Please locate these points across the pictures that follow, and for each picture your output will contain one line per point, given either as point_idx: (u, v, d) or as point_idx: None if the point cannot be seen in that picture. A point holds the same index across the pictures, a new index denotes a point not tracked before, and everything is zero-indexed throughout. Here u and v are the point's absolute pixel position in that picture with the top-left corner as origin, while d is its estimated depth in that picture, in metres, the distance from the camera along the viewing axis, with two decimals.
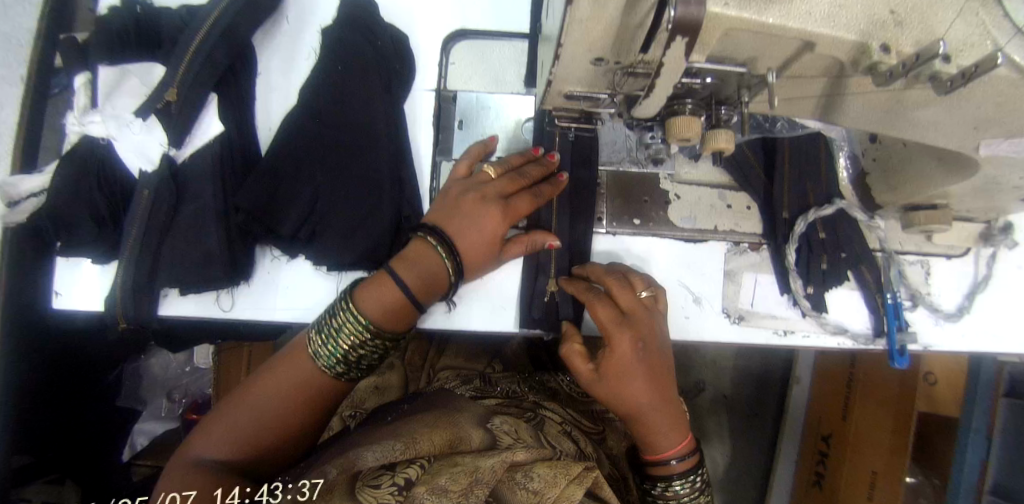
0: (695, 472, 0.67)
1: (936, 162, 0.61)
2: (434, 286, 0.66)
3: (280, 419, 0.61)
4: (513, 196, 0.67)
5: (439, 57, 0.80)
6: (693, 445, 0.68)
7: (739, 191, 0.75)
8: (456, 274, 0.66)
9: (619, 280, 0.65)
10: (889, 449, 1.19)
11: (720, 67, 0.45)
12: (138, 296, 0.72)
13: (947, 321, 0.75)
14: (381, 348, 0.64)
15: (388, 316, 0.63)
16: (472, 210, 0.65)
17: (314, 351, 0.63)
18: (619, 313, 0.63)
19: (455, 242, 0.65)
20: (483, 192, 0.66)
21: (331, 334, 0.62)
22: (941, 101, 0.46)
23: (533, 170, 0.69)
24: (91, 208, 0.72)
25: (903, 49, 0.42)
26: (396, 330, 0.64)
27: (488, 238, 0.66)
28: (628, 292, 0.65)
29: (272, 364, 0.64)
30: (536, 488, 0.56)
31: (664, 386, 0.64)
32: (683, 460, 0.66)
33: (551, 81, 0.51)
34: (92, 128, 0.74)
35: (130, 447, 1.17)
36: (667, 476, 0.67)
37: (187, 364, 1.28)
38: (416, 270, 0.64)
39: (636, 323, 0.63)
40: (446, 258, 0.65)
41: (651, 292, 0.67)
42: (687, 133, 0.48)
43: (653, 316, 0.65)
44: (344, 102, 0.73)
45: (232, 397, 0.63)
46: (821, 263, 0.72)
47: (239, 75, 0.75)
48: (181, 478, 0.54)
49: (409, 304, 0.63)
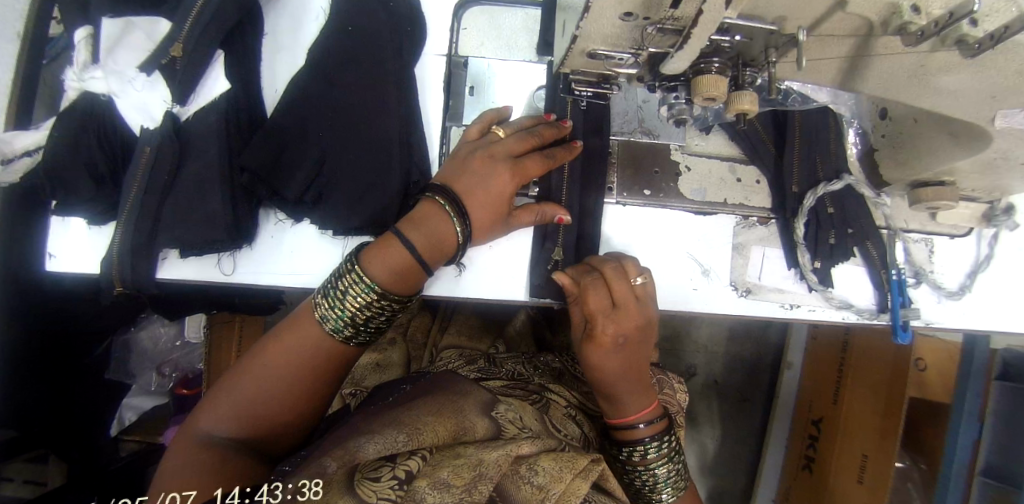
0: (666, 435, 0.68)
1: (947, 137, 0.61)
2: (442, 248, 0.65)
3: (284, 395, 0.60)
4: (523, 155, 0.67)
5: (450, 22, 0.79)
6: (660, 410, 0.68)
7: (750, 165, 0.76)
8: (465, 235, 0.65)
9: (617, 270, 0.64)
10: (879, 432, 1.21)
11: (749, 24, 0.45)
12: (137, 257, 0.71)
13: (949, 298, 0.76)
14: (389, 310, 0.63)
15: (395, 278, 0.62)
16: (481, 168, 0.65)
17: (321, 315, 0.61)
18: (610, 303, 0.63)
19: (462, 205, 0.64)
20: (492, 152, 0.66)
21: (339, 296, 0.61)
22: (965, 66, 0.46)
23: (545, 131, 0.69)
24: (90, 165, 0.70)
25: (933, 10, 0.41)
26: (405, 292, 0.63)
27: (495, 198, 0.65)
28: (623, 278, 0.63)
29: (272, 337, 0.62)
30: (541, 483, 0.55)
31: (642, 355, 0.65)
32: (650, 424, 0.67)
33: (575, 38, 0.51)
34: (93, 83, 0.71)
35: (119, 421, 1.19)
36: (638, 440, 0.67)
37: (178, 338, 1.24)
38: (423, 232, 0.64)
39: (621, 313, 0.63)
40: (456, 221, 0.64)
41: (645, 278, 0.65)
42: (714, 92, 0.48)
43: (643, 306, 0.64)
44: (353, 63, 0.71)
45: (233, 374, 0.61)
46: (829, 238, 0.72)
47: (245, 34, 0.73)
48: (190, 456, 0.54)
49: (416, 265, 0.62)
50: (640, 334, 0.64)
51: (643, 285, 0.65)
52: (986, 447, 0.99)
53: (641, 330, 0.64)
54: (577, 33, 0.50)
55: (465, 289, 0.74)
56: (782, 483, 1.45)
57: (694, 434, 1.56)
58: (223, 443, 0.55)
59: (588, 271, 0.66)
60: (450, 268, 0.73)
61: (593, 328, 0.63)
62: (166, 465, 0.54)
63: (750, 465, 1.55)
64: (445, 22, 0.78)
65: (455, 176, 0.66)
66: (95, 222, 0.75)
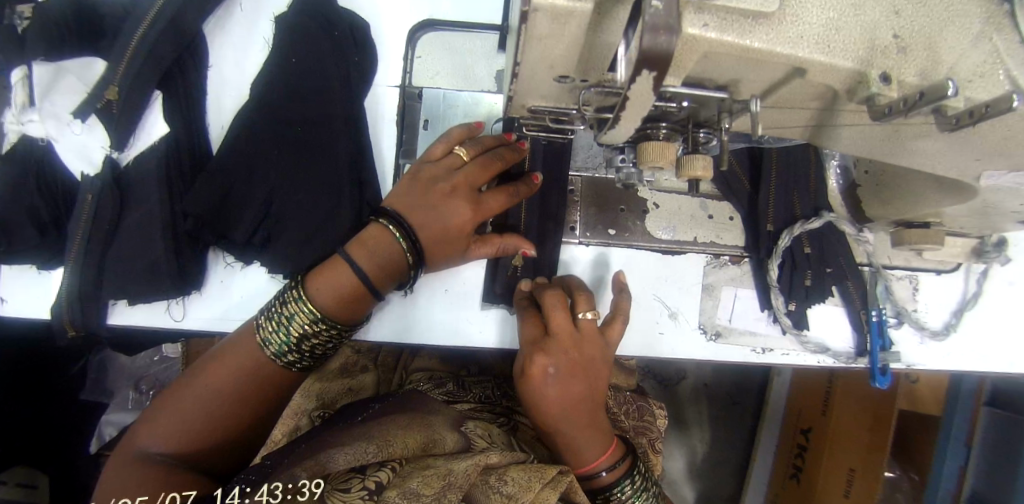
0: (633, 473, 0.63)
1: (934, 187, 0.57)
2: (396, 269, 0.61)
3: (229, 412, 0.56)
4: (486, 191, 0.62)
5: (404, 50, 0.74)
6: (620, 450, 0.63)
7: (722, 200, 0.72)
8: (415, 256, 0.60)
9: (556, 301, 0.60)
10: (866, 447, 1.18)
11: (696, 91, 0.40)
12: (83, 306, 0.68)
13: (932, 339, 0.72)
14: (335, 337, 0.60)
15: (341, 305, 0.59)
16: (440, 201, 0.60)
17: (263, 339, 0.58)
18: (544, 333, 0.61)
19: (413, 226, 0.60)
20: (454, 185, 0.61)
21: (283, 322, 0.58)
22: (943, 134, 0.41)
23: (506, 153, 0.63)
24: (29, 213, 0.67)
25: (906, 78, 0.37)
26: (351, 320, 0.60)
27: (453, 233, 0.61)
28: (563, 310, 0.60)
29: (214, 356, 0.59)
30: (510, 492, 0.52)
31: (592, 388, 0.60)
32: (612, 469, 0.62)
33: (511, 95, 0.46)
34: (31, 127, 0.70)
35: (97, 438, 1.09)
36: (607, 488, 0.62)
37: (155, 353, 1.16)
38: (375, 256, 0.60)
39: (550, 343, 0.59)
40: (401, 239, 0.59)
41: (595, 314, 0.61)
42: (659, 161, 0.44)
43: (590, 340, 0.60)
44: (299, 99, 0.67)
45: (176, 390, 0.58)
46: (805, 280, 0.69)
47: (186, 70, 0.69)
48: (129, 475, 0.50)
49: (364, 289, 0.59)
50: (577, 365, 0.59)
51: (590, 321, 0.60)
52: (974, 472, 0.97)
53: (583, 357, 0.59)
54: (513, 91, 0.45)
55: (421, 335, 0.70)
56: (770, 489, 1.42)
57: (683, 437, 1.51)
58: (166, 462, 0.52)
59: (530, 302, 0.66)
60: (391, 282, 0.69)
61: (525, 359, 0.59)
62: (104, 489, 0.50)
63: (738, 467, 1.51)
64: (399, 50, 0.74)
65: (405, 191, 0.62)
66: (43, 266, 0.71)
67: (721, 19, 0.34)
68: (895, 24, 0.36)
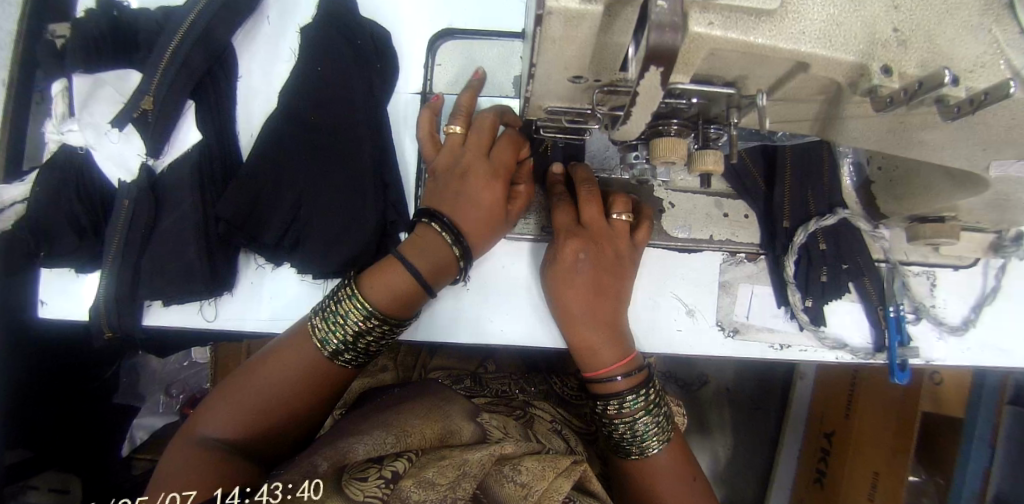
0: (645, 388, 0.63)
1: (947, 179, 0.57)
2: (444, 269, 0.62)
3: (284, 404, 0.59)
4: (492, 150, 0.64)
5: (424, 57, 0.76)
6: (637, 363, 0.64)
7: (738, 199, 0.72)
8: (462, 249, 0.62)
9: (591, 195, 0.64)
10: (891, 449, 1.13)
11: (704, 87, 0.42)
12: (121, 306, 0.71)
13: (951, 335, 0.72)
14: (389, 334, 0.61)
15: (398, 303, 0.60)
16: (459, 184, 0.63)
17: (321, 337, 0.60)
18: (576, 222, 0.65)
19: (453, 220, 0.62)
20: (466, 165, 0.63)
21: (336, 317, 0.59)
22: (947, 124, 0.43)
23: (484, 120, 0.64)
24: (70, 218, 0.70)
25: (906, 70, 0.38)
26: (402, 315, 0.61)
27: (486, 211, 0.63)
28: (595, 203, 0.64)
29: (271, 353, 0.61)
30: (524, 481, 0.55)
31: (621, 284, 0.64)
32: (627, 376, 0.62)
33: (528, 97, 0.49)
34: (70, 136, 0.73)
35: (130, 441, 1.13)
36: (616, 393, 0.62)
37: (185, 358, 1.20)
38: (426, 254, 0.61)
39: (585, 230, 0.64)
40: (445, 232, 0.61)
41: (629, 218, 0.66)
42: (672, 156, 0.45)
43: (618, 236, 0.65)
44: (323, 105, 0.70)
45: (232, 380, 0.61)
46: (821, 276, 0.69)
47: (217, 80, 0.73)
48: (187, 457, 0.53)
49: (420, 289, 0.60)
50: (604, 252, 0.63)
51: (624, 221, 0.65)
52: (998, 471, 0.96)
53: (609, 247, 0.63)
54: (530, 92, 0.48)
55: (436, 329, 0.72)
56: (794, 495, 1.38)
57: (705, 441, 1.48)
58: (219, 447, 0.54)
59: (563, 188, 0.69)
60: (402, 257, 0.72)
61: (558, 246, 0.64)
62: (162, 469, 0.53)
63: (762, 474, 1.47)
64: (419, 57, 0.77)
65: (449, 185, 0.63)
66: (81, 270, 0.75)
67: (726, 17, 0.36)
68: (894, 19, 0.38)
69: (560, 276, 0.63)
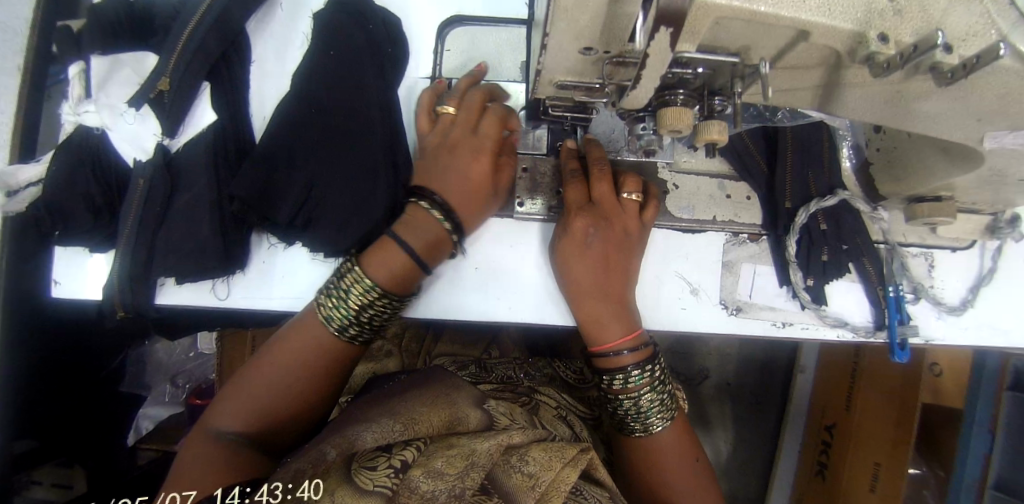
0: (651, 364, 0.64)
1: (943, 156, 0.59)
2: (440, 245, 0.64)
3: (294, 397, 0.61)
4: (480, 125, 0.66)
5: (435, 44, 0.78)
6: (643, 338, 0.65)
7: (739, 181, 0.74)
8: (454, 225, 0.64)
9: (603, 173, 0.65)
10: (890, 441, 1.14)
11: (711, 57, 0.44)
12: (134, 285, 0.73)
13: (950, 314, 0.73)
14: (391, 308, 0.63)
15: (396, 278, 0.62)
16: (447, 158, 0.65)
17: (325, 315, 0.62)
18: (586, 199, 0.66)
19: (445, 196, 0.64)
20: (455, 141, 0.66)
21: (341, 300, 0.61)
22: (942, 93, 0.44)
23: (473, 97, 0.68)
24: (86, 197, 0.72)
25: (901, 38, 0.40)
26: (404, 292, 0.63)
27: (474, 187, 0.65)
28: (605, 180, 0.65)
29: (275, 345, 0.63)
30: (531, 472, 0.55)
31: (626, 270, 0.66)
32: (633, 351, 0.63)
33: (540, 70, 0.50)
34: (87, 117, 0.75)
35: (136, 431, 1.14)
36: (621, 367, 0.63)
37: (191, 349, 1.20)
38: (421, 232, 0.63)
39: (595, 208, 0.65)
40: (437, 210, 0.63)
41: (640, 197, 0.67)
42: (677, 125, 0.47)
43: (628, 216, 0.66)
44: (335, 87, 0.72)
45: (241, 375, 0.62)
46: (821, 255, 0.70)
47: (232, 63, 0.75)
48: (204, 452, 0.55)
49: (416, 264, 0.62)
50: (613, 234, 0.65)
51: (634, 201, 0.66)
52: (998, 457, 0.96)
53: (619, 226, 0.65)
54: (541, 65, 0.49)
55: (443, 309, 0.73)
56: (795, 488, 1.39)
57: (707, 436, 1.48)
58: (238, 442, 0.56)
59: (575, 162, 0.70)
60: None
61: (567, 223, 0.66)
62: (180, 463, 0.55)
63: (764, 468, 1.47)
64: (429, 43, 0.79)
65: (438, 164, 0.65)
66: (94, 250, 0.76)
67: None
68: None
69: (566, 254, 0.66)
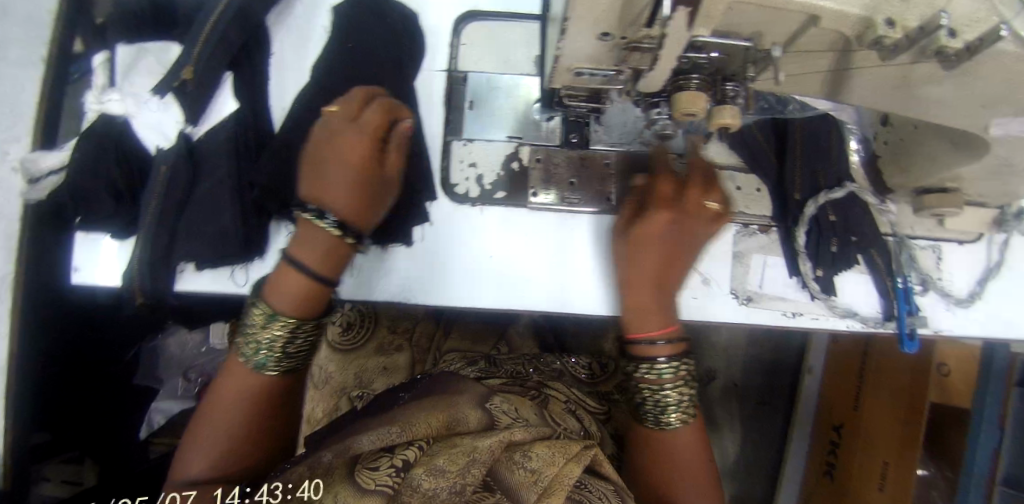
0: (685, 358, 0.64)
1: (949, 145, 0.61)
2: (340, 256, 0.60)
3: (251, 427, 0.60)
4: (361, 119, 0.60)
5: (451, 39, 0.79)
6: (679, 331, 0.66)
7: (750, 173, 0.75)
8: (351, 234, 0.59)
9: (699, 180, 0.66)
10: (900, 439, 1.14)
11: (725, 41, 0.45)
12: (153, 271, 0.74)
13: (958, 307, 0.74)
14: (307, 329, 0.61)
15: (299, 303, 0.59)
16: (324, 161, 0.59)
17: (245, 352, 0.60)
18: (671, 196, 0.66)
19: (333, 209, 0.58)
20: (332, 141, 0.59)
21: (254, 336, 0.59)
22: (947, 78, 0.46)
23: (352, 96, 0.61)
24: (109, 184, 0.74)
25: (908, 24, 0.42)
26: (316, 312, 0.61)
27: (358, 185, 0.59)
28: (699, 190, 0.66)
29: (207, 399, 0.61)
30: (534, 468, 0.56)
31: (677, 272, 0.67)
32: (668, 343, 0.64)
33: (559, 57, 0.52)
34: (110, 105, 0.76)
35: (148, 425, 1.13)
36: (653, 357, 0.64)
37: (203, 344, 1.19)
38: (315, 249, 0.59)
39: (680, 206, 0.65)
40: (322, 220, 0.58)
41: (720, 207, 0.66)
42: (693, 108, 0.48)
43: (706, 226, 0.66)
44: (354, 77, 0.73)
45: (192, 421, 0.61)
46: (831, 246, 0.72)
47: (254, 55, 0.77)
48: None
49: (314, 283, 0.59)
50: (687, 233, 0.65)
51: (717, 209, 0.66)
52: (1007, 455, 0.96)
53: (693, 226, 0.65)
54: (560, 51, 0.51)
55: (458, 298, 0.74)
56: (804, 489, 1.38)
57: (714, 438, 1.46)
58: (201, 491, 0.55)
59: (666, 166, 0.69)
60: (420, 224, 0.74)
61: (648, 212, 0.66)
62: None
63: (771, 470, 1.47)
64: (445, 38, 0.79)
65: (320, 174, 0.59)
66: (115, 236, 0.78)
67: None
68: None
69: (637, 242, 0.66)
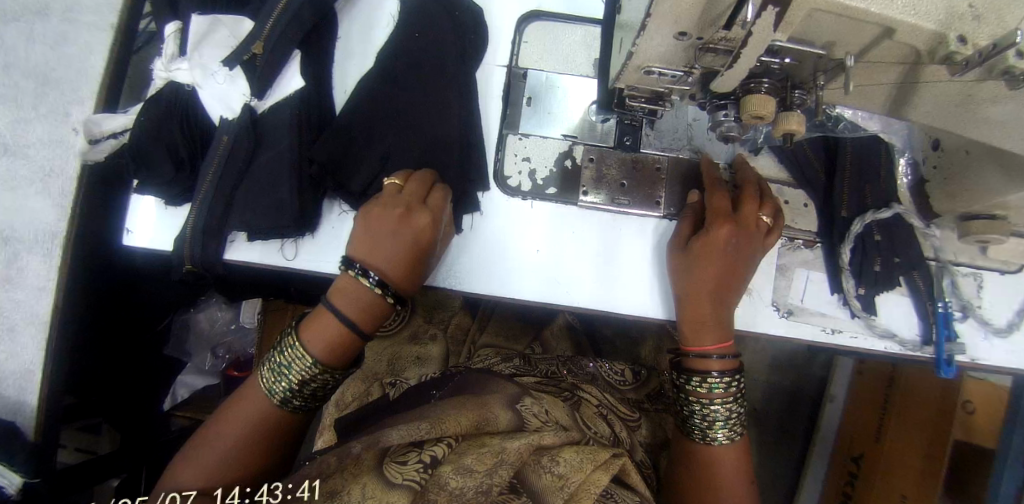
0: (737, 375, 0.68)
1: (998, 169, 0.62)
2: (378, 316, 0.64)
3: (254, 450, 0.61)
4: (427, 198, 0.66)
5: (513, 36, 0.82)
6: (733, 348, 0.69)
7: (799, 189, 0.77)
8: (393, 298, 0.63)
9: (753, 195, 0.69)
10: (920, 473, 1.12)
11: (799, 46, 0.47)
12: (207, 239, 0.76)
13: (996, 336, 0.75)
14: (333, 379, 0.64)
15: (335, 354, 0.62)
16: (379, 231, 0.64)
17: (268, 387, 0.62)
18: (730, 211, 0.69)
19: (377, 270, 0.63)
20: (391, 215, 0.64)
21: (282, 368, 0.61)
22: (1011, 97, 0.47)
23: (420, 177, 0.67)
24: (172, 150, 0.77)
25: (979, 42, 0.42)
26: (343, 363, 0.63)
27: (411, 260, 0.64)
28: (755, 205, 0.69)
29: (216, 420, 0.63)
30: (561, 473, 0.58)
31: (733, 288, 0.68)
32: (722, 359, 0.68)
33: (631, 55, 0.54)
34: (179, 73, 0.79)
35: (172, 397, 1.17)
36: (705, 370, 0.68)
37: (232, 322, 1.23)
38: (358, 304, 0.62)
39: (741, 220, 0.68)
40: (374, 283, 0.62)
41: (773, 220, 0.70)
42: (761, 111, 0.50)
43: (766, 240, 0.69)
44: (418, 64, 0.76)
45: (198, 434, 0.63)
46: (874, 264, 0.72)
47: (322, 37, 0.80)
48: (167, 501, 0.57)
49: (351, 335, 0.62)
50: (748, 245, 0.67)
51: (769, 223, 0.70)
52: None
53: (750, 239, 0.68)
54: (634, 49, 0.53)
55: (500, 290, 0.75)
56: None
57: None
58: (200, 492, 0.58)
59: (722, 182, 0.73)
60: (470, 213, 0.76)
61: (709, 227, 0.67)
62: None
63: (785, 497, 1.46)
64: (509, 35, 0.82)
65: (370, 235, 0.64)
66: (170, 203, 0.80)
67: None
68: None
69: (696, 256, 0.68)
